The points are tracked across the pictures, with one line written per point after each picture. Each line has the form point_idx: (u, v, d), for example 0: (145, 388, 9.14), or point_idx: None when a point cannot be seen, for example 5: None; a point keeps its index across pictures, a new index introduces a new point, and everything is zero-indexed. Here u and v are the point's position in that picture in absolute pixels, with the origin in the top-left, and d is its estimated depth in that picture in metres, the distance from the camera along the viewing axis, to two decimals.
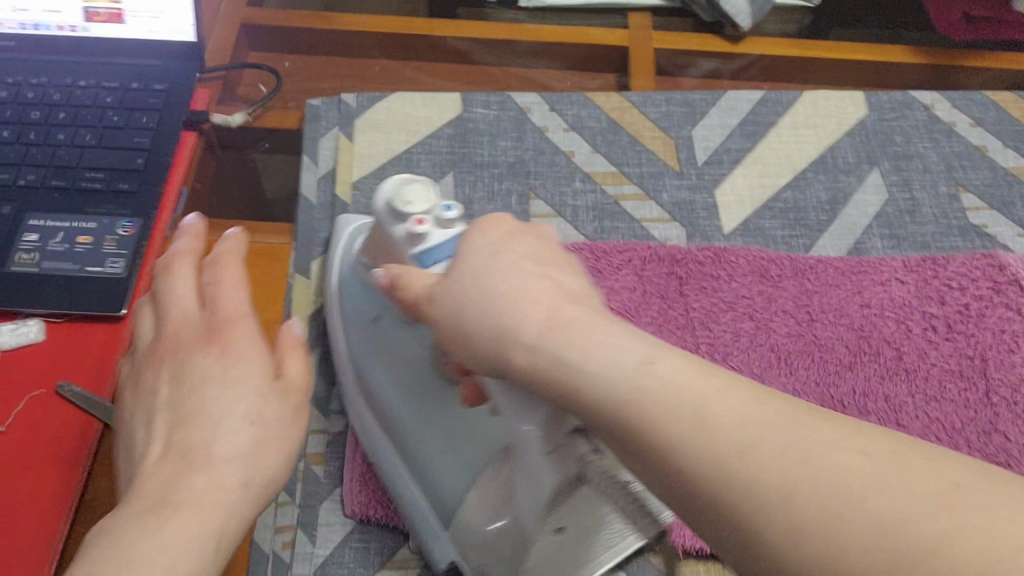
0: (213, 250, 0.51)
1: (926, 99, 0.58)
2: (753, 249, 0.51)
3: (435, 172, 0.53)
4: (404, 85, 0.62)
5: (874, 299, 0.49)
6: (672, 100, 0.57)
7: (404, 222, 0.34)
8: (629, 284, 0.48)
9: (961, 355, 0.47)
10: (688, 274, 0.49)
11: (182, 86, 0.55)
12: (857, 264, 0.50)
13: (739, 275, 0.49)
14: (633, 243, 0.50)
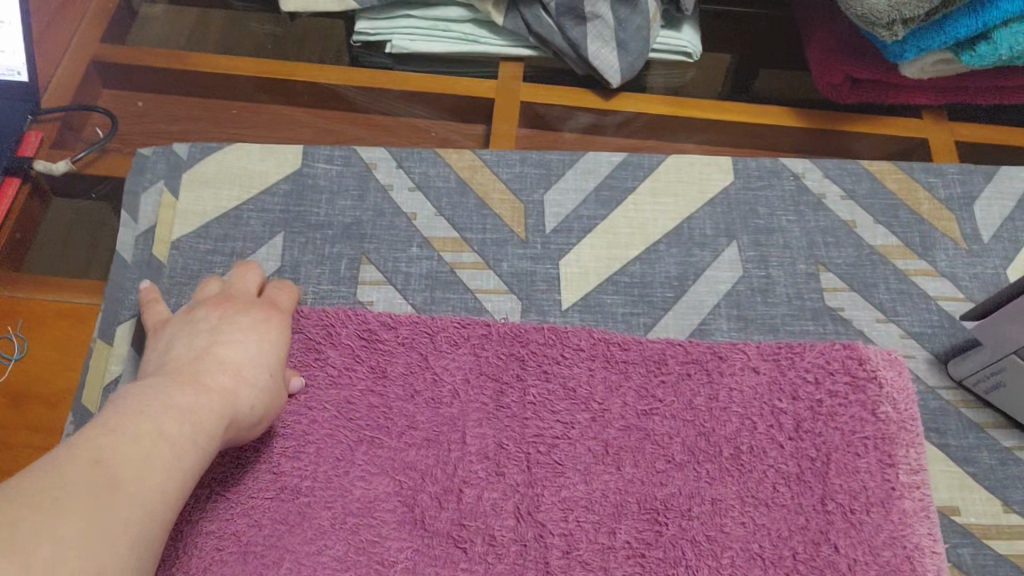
0: (15, 310, 0.48)
1: (797, 168, 0.55)
2: (599, 331, 0.47)
3: (265, 232, 0.51)
4: (276, 130, 0.60)
5: (725, 390, 0.45)
6: (527, 161, 0.54)
7: None
8: (464, 364, 0.45)
9: (801, 456, 0.43)
10: (527, 355, 0.46)
11: (10, 131, 0.53)
12: (712, 346, 0.46)
13: (582, 359, 0.46)
14: (468, 319, 0.47)
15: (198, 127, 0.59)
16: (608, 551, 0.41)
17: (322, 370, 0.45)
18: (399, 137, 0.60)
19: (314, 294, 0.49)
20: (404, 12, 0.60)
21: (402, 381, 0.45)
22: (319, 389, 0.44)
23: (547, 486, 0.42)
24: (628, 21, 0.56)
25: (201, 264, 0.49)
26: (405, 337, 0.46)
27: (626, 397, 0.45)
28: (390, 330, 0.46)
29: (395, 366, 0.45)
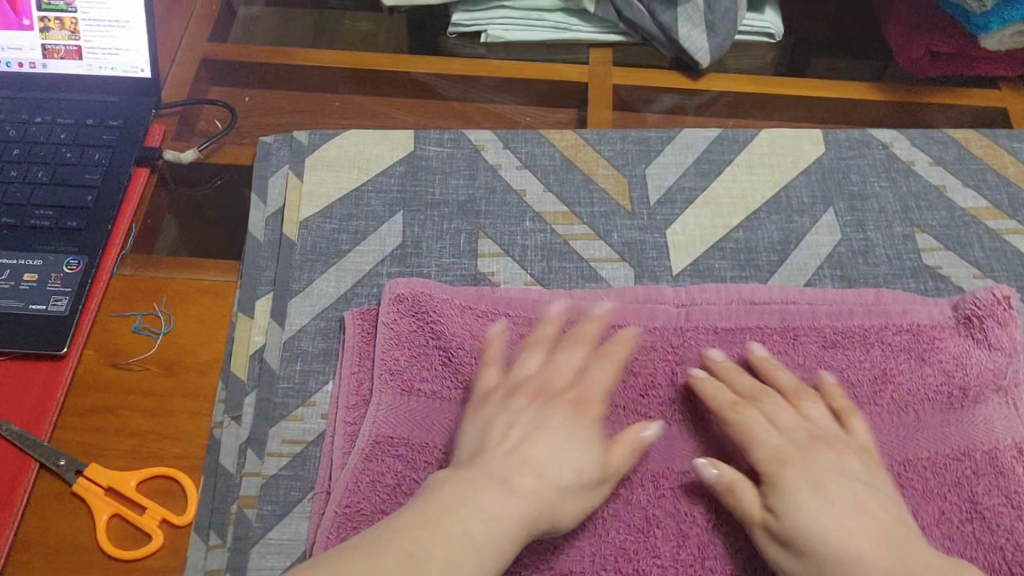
0: (158, 285, 0.51)
1: (884, 138, 0.57)
2: (727, 313, 0.49)
3: (384, 210, 0.53)
4: (363, 122, 0.62)
5: (860, 352, 0.47)
6: (626, 138, 0.57)
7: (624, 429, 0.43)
8: (614, 344, 0.47)
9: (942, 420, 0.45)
10: (681, 340, 0.48)
11: (137, 123, 0.56)
12: (829, 312, 0.48)
13: (720, 338, 0.48)
14: (624, 313, 0.48)
15: (301, 120, 0.61)
16: (716, 511, 0.43)
17: (489, 355, 0.47)
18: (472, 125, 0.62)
19: (438, 267, 0.51)
20: (496, 4, 0.63)
21: (565, 367, 0.47)
22: (484, 363, 0.46)
23: (682, 442, 0.45)
24: (716, 4, 0.59)
25: (329, 242, 0.52)
26: (558, 321, 0.48)
27: (766, 366, 0.46)
28: (530, 309, 0.48)
29: (557, 344, 0.47)
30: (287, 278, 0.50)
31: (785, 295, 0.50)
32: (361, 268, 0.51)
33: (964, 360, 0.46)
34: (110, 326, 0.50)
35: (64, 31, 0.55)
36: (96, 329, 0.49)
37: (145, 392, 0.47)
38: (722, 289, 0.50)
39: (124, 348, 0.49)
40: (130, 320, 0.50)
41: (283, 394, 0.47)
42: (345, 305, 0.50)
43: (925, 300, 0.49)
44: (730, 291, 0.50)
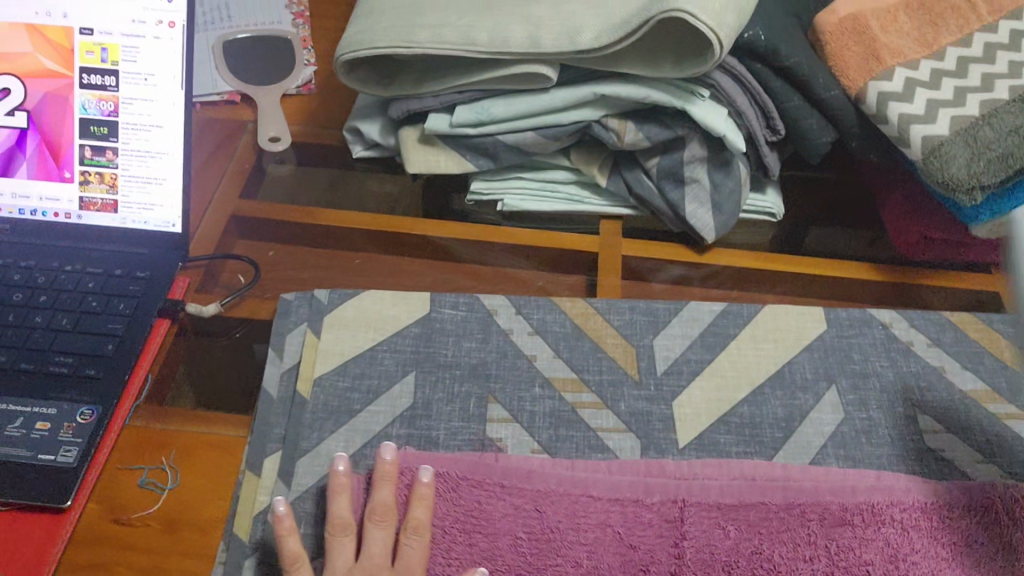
0: (168, 439, 0.51)
1: (884, 318, 0.59)
2: (732, 489, 0.49)
3: (397, 370, 0.54)
4: (386, 281, 0.64)
5: (866, 531, 0.47)
6: (635, 308, 0.59)
7: None
8: (618, 519, 0.47)
9: None
10: (687, 516, 0.47)
11: (163, 275, 0.58)
12: (832, 489, 0.49)
13: (724, 518, 0.48)
14: (631, 485, 0.49)
15: (324, 275, 0.64)
16: None
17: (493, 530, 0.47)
18: (494, 287, 0.64)
19: (446, 431, 0.52)
20: (514, 174, 0.65)
21: (564, 544, 0.46)
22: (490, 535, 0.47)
23: None
24: (722, 185, 0.62)
25: (342, 400, 0.53)
26: (560, 495, 0.48)
27: (774, 544, 0.47)
28: (530, 480, 0.49)
29: (560, 522, 0.47)
30: (298, 436, 0.51)
31: (788, 471, 0.50)
32: (371, 427, 0.52)
33: (963, 549, 0.47)
34: (117, 481, 0.49)
35: (102, 185, 0.59)
36: (102, 483, 0.49)
37: (143, 550, 0.46)
38: (726, 465, 0.50)
39: (128, 504, 0.48)
40: (136, 474, 0.50)
41: (286, 557, 0.46)
42: (352, 466, 0.50)
43: (928, 482, 0.50)
44: (734, 468, 0.50)
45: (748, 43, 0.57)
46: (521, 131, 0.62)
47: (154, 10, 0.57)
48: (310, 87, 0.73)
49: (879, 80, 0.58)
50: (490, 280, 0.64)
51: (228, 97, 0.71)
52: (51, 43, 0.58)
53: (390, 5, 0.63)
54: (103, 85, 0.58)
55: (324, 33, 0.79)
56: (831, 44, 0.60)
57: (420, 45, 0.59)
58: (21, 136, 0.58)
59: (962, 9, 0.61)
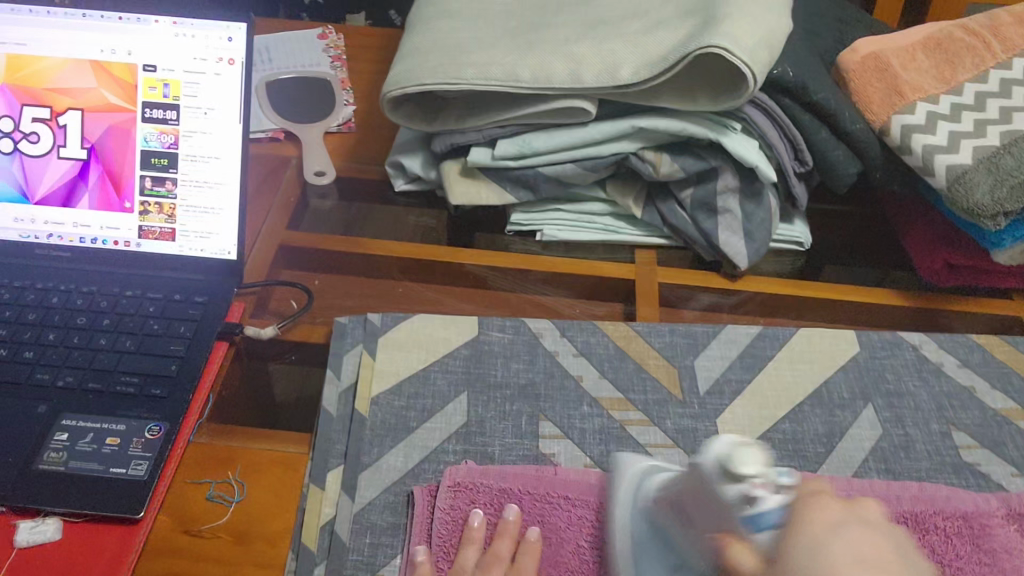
0: (232, 455, 0.52)
1: (914, 340, 0.62)
2: None
3: (450, 389, 0.56)
4: (419, 306, 0.66)
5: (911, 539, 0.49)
6: (675, 331, 0.61)
7: (741, 483, 0.36)
8: None
9: None
10: None
11: (220, 300, 0.60)
12: (877, 499, 0.51)
13: None
14: None
15: (370, 301, 0.66)
16: None
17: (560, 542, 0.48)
18: (523, 312, 0.66)
19: (501, 446, 0.54)
20: (553, 206, 0.68)
21: None
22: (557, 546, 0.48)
23: None
24: (753, 214, 0.64)
25: (399, 418, 0.54)
26: None
27: None
28: (591, 492, 0.50)
29: None
30: (359, 451, 0.53)
31: (833, 483, 0.52)
32: (428, 443, 0.53)
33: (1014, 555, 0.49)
34: (184, 494, 0.51)
35: (161, 215, 0.61)
36: (170, 496, 0.50)
37: (213, 559, 0.47)
38: None
39: (197, 516, 0.50)
40: (204, 487, 0.51)
41: (353, 566, 0.48)
42: (413, 480, 0.52)
43: (968, 494, 0.52)
44: None
45: (776, 80, 0.60)
46: (560, 164, 0.64)
47: (214, 47, 0.60)
48: (349, 125, 0.76)
49: (902, 114, 0.62)
50: (520, 307, 0.66)
51: (273, 134, 0.74)
52: (113, 76, 0.60)
53: (433, 44, 0.66)
54: (164, 119, 0.60)
55: (361, 76, 0.82)
56: (855, 82, 0.64)
57: (466, 82, 0.62)
58: (85, 167, 0.61)
59: (978, 48, 0.64)
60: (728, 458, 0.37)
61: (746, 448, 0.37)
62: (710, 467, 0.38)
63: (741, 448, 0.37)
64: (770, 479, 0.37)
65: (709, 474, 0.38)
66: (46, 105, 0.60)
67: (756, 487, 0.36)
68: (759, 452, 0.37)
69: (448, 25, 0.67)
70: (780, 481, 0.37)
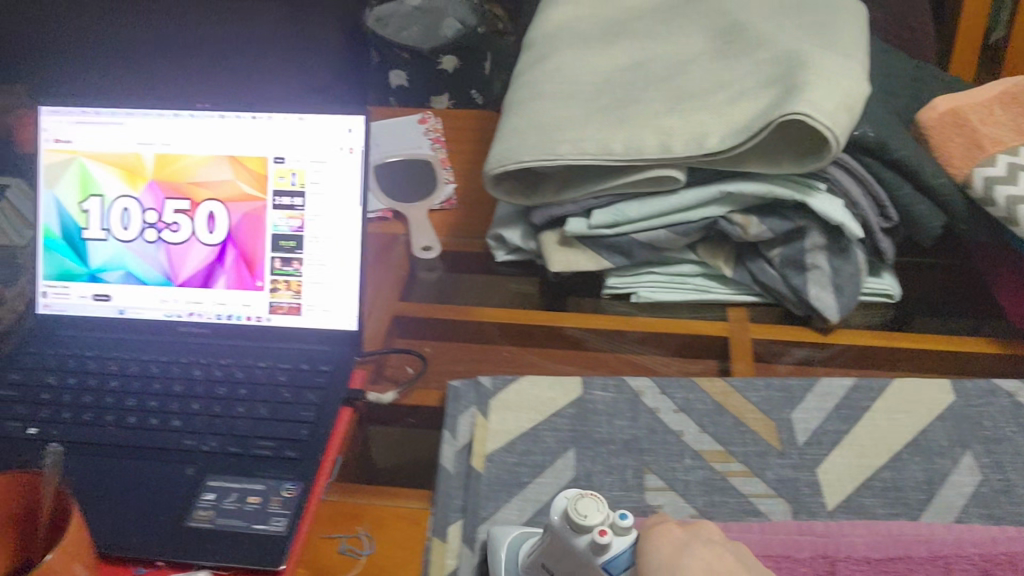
0: (361, 511, 0.57)
1: (1009, 386, 0.63)
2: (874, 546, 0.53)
3: (559, 446, 0.60)
4: (525, 367, 0.71)
5: None
6: (771, 385, 0.63)
7: (589, 533, 0.41)
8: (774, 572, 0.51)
9: None
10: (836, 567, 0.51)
11: (343, 368, 0.65)
12: (973, 541, 0.53)
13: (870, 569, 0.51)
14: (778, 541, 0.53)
15: (477, 365, 0.70)
16: None
17: None
18: (621, 371, 0.70)
19: (609, 498, 0.57)
20: (645, 269, 0.72)
21: None
22: None
23: None
24: (842, 269, 0.67)
25: (512, 473, 0.58)
26: None
27: None
28: None
29: None
30: (476, 506, 0.56)
31: (933, 528, 0.54)
32: (541, 497, 0.57)
33: None
34: (320, 548, 0.55)
35: (289, 291, 0.67)
36: (306, 550, 0.54)
37: None
38: (875, 525, 0.54)
39: (331, 568, 0.54)
40: (336, 541, 0.55)
41: None
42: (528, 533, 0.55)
43: None
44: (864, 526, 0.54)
45: (856, 140, 0.64)
46: (653, 230, 0.68)
47: (337, 139, 0.66)
48: (451, 203, 0.82)
49: (983, 167, 0.64)
50: (618, 366, 0.70)
51: (382, 214, 0.80)
52: (247, 169, 0.67)
53: (528, 123, 0.70)
54: (292, 205, 0.67)
55: (460, 155, 0.88)
56: (935, 137, 0.66)
57: (564, 158, 0.66)
58: (221, 252, 0.68)
59: None
60: (572, 510, 0.42)
61: (586, 500, 0.42)
62: (558, 520, 0.43)
63: (582, 500, 0.42)
64: (609, 523, 0.42)
65: (556, 526, 0.43)
66: (186, 198, 0.68)
67: (600, 535, 0.41)
68: (596, 502, 0.42)
69: (541, 104, 0.71)
70: (620, 522, 0.42)
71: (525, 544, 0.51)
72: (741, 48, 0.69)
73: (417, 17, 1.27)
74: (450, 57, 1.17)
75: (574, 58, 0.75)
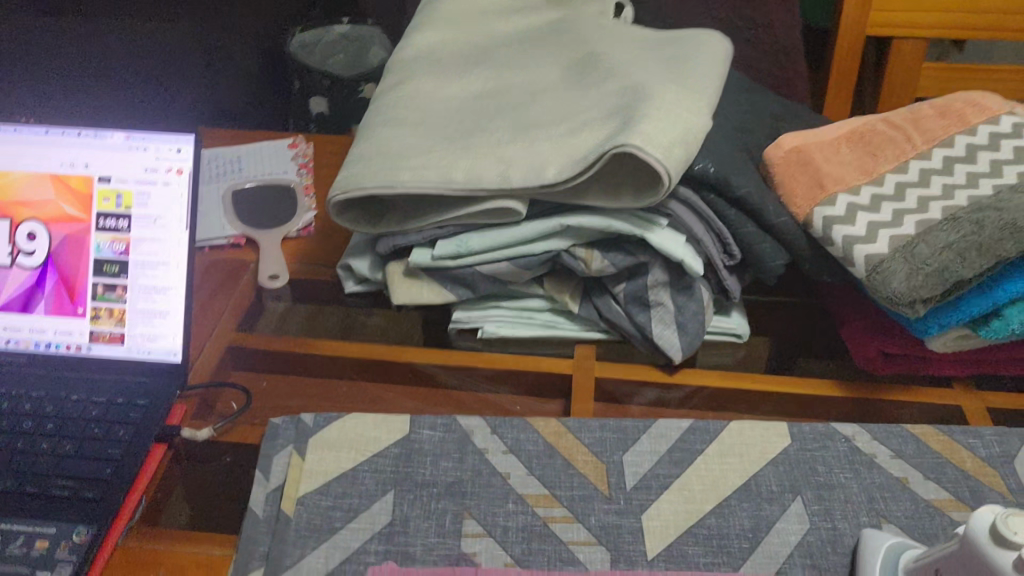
0: (157, 558, 0.54)
1: (847, 430, 0.61)
2: None
3: (378, 489, 0.57)
4: (365, 403, 0.67)
5: None
6: (606, 426, 0.62)
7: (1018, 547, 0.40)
8: None
9: None
10: None
11: (162, 402, 0.62)
12: None
13: None
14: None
15: (314, 399, 0.66)
16: None
17: None
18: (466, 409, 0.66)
19: (423, 546, 0.54)
20: (495, 302, 0.70)
21: None
22: None
23: None
24: (685, 307, 0.65)
25: (323, 517, 0.55)
26: None
27: None
28: None
29: None
30: (279, 554, 0.53)
31: None
32: (350, 544, 0.54)
33: None
34: None
35: (111, 319, 0.64)
36: None
37: None
38: None
39: None
40: None
41: None
42: None
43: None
44: None
45: (698, 174, 0.62)
46: (496, 261, 0.66)
47: (165, 158, 0.64)
48: (308, 231, 0.79)
49: (823, 207, 0.63)
50: (464, 404, 0.67)
51: (233, 240, 0.77)
52: (71, 189, 0.64)
53: (375, 149, 0.69)
54: (116, 228, 0.64)
55: (324, 180, 0.86)
56: (778, 175, 0.65)
57: (402, 185, 0.65)
58: (40, 276, 0.64)
59: (900, 143, 0.66)
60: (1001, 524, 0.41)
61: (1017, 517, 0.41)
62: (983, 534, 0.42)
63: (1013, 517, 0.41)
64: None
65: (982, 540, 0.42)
66: (6, 217, 0.64)
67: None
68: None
69: (392, 132, 0.70)
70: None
71: (913, 550, 0.51)
72: (593, 80, 0.69)
73: (345, 44, 1.37)
74: (369, 86, 1.28)
75: (431, 91, 0.75)
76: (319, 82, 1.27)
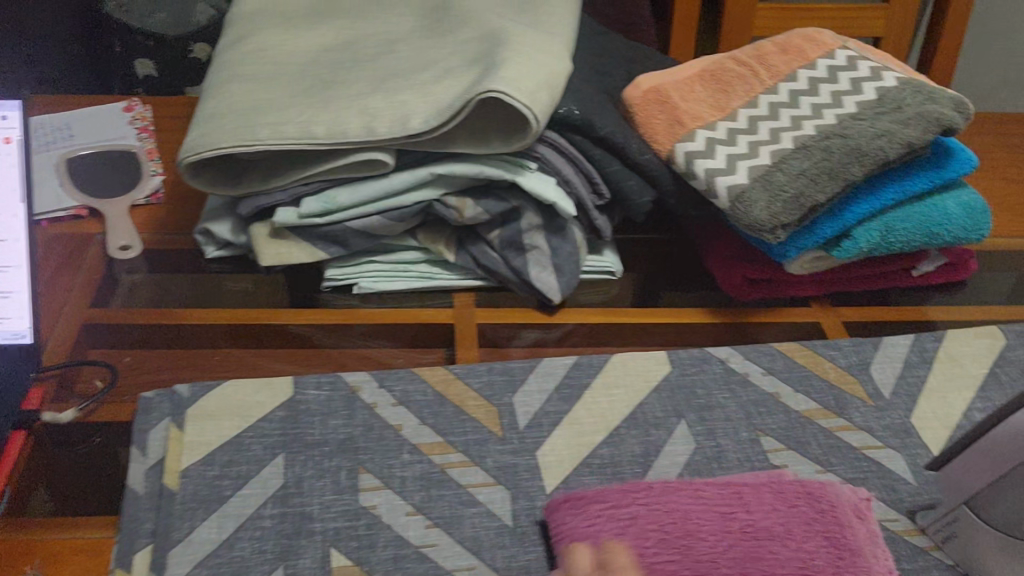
0: (31, 548, 0.50)
1: (721, 354, 0.64)
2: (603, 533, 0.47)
3: (265, 454, 0.55)
4: (241, 368, 0.63)
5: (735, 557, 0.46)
6: (493, 370, 0.62)
7: None
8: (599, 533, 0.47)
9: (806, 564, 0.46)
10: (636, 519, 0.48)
11: (15, 387, 0.57)
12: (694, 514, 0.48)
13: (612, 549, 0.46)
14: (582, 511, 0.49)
15: (181, 371, 0.62)
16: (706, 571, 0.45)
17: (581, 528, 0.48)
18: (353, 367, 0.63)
19: (320, 505, 0.53)
20: (367, 258, 0.67)
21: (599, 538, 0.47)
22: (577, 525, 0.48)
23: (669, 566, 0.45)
24: (560, 248, 0.65)
25: (210, 488, 0.53)
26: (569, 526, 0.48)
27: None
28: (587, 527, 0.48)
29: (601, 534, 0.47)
30: (168, 528, 0.51)
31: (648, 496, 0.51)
32: (243, 511, 0.52)
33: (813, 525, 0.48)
34: None
35: None
36: None
37: None
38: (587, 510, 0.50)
39: None
40: None
41: None
42: (227, 549, 0.50)
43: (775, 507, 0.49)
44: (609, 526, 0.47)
45: (563, 118, 0.63)
46: (366, 216, 0.64)
47: None
48: (157, 198, 0.75)
49: (684, 142, 0.65)
50: (347, 364, 0.64)
51: (74, 212, 0.72)
52: None
53: (228, 105, 0.63)
54: None
55: (169, 145, 0.81)
56: (639, 114, 0.67)
57: (263, 143, 0.60)
58: None
59: (747, 76, 0.69)
60: None
61: None
62: None
63: None
64: None
65: None
66: None
67: None
68: None
69: (237, 87, 0.65)
70: None
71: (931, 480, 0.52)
72: (447, 27, 0.68)
73: None
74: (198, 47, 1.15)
75: (276, 40, 0.69)
76: (142, 43, 1.15)
